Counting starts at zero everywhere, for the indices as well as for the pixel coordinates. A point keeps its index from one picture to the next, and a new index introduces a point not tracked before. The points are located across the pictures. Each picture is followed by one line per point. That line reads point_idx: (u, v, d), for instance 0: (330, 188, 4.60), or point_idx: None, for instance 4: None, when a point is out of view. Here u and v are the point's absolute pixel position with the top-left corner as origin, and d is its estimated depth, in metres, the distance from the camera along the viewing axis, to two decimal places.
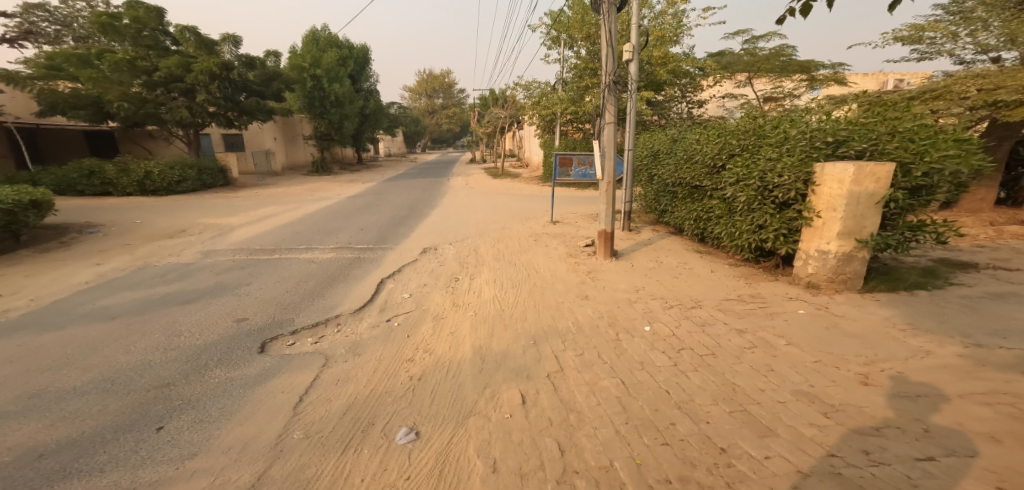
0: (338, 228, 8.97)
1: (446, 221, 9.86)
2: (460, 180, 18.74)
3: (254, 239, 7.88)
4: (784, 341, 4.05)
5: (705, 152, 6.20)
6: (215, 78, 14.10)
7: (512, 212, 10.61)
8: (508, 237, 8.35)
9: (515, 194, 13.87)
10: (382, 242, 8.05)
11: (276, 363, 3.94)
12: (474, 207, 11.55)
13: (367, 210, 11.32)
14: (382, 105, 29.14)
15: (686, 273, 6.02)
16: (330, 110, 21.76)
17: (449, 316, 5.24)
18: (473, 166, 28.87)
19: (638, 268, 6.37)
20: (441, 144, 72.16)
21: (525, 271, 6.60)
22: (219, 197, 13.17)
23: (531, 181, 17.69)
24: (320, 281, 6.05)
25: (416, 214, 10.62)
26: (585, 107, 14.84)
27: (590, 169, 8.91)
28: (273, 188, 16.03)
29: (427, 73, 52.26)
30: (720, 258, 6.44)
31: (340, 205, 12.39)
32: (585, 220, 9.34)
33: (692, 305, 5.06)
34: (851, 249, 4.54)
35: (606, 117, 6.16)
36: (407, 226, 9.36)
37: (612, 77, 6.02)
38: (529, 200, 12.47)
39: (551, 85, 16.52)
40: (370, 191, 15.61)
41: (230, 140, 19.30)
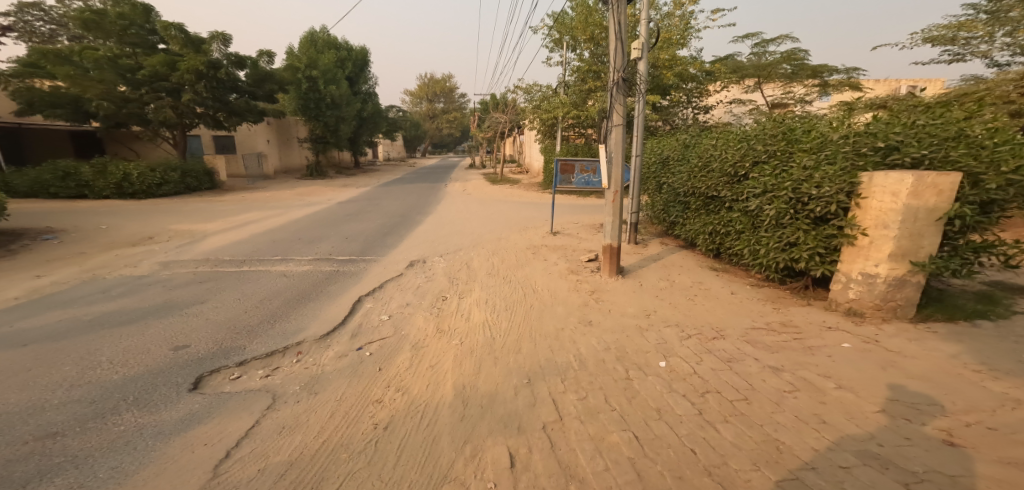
0: (320, 237, 8.29)
1: (438, 230, 9.19)
2: (457, 186, 18.08)
3: (225, 248, 7.19)
4: (831, 383, 3.34)
5: (723, 159, 5.50)
6: (203, 78, 13.39)
7: (509, 221, 9.95)
8: (503, 249, 7.66)
9: (514, 201, 13.20)
10: (365, 254, 7.35)
11: (207, 404, 3.23)
12: (469, 215, 10.90)
13: (356, 217, 10.65)
14: (380, 108, 28.56)
15: (703, 294, 5.31)
16: (325, 112, 21.15)
17: (430, 345, 4.53)
18: (473, 172, 28.21)
19: (647, 288, 5.66)
20: (443, 149, 71.77)
21: (521, 289, 5.89)
22: (201, 202, 12.54)
23: (531, 188, 17.01)
24: (288, 299, 5.34)
25: (407, 223, 9.95)
26: (588, 111, 14.18)
27: (593, 176, 8.21)
28: (262, 192, 15.38)
29: (428, 77, 51.81)
30: (740, 276, 5.72)
31: (329, 211, 11.73)
32: (588, 231, 8.67)
33: (714, 335, 4.33)
34: (905, 272, 3.82)
35: (613, 118, 5.46)
36: (395, 235, 8.68)
37: (621, 74, 5.33)
38: (528, 208, 11.80)
39: (552, 89, 15.90)
40: (363, 196, 14.93)
41: (221, 143, 18.72)
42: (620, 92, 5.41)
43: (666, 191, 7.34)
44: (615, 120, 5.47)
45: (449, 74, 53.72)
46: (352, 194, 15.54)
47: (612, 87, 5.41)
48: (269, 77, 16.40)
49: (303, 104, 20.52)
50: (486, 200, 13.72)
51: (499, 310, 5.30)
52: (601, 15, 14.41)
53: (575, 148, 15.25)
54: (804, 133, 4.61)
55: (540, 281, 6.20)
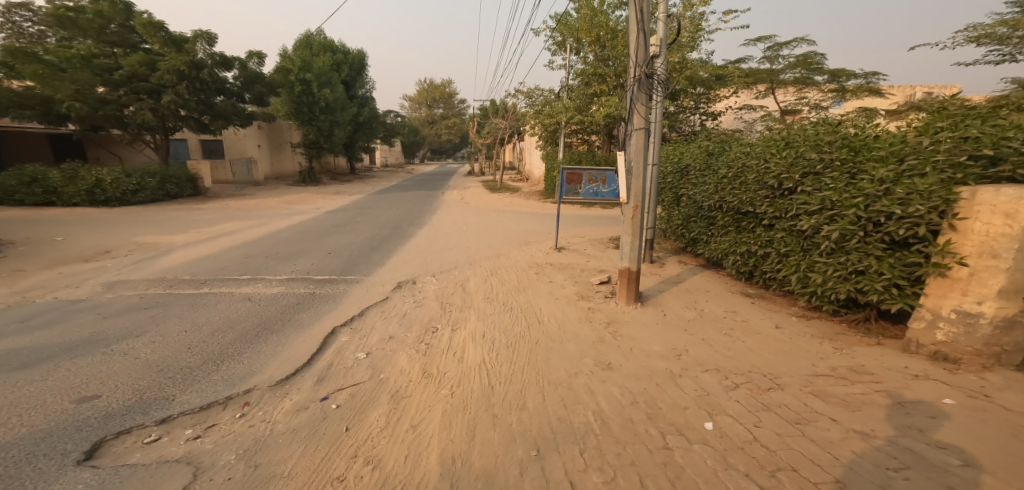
0: (299, 252, 7.45)
1: (431, 244, 8.35)
2: (454, 194, 17.29)
3: (188, 265, 6.35)
4: (952, 457, 2.42)
5: (761, 169, 4.65)
6: (184, 79, 12.55)
7: (509, 235, 9.12)
8: (503, 268, 6.82)
9: (515, 211, 12.39)
10: (347, 272, 6.51)
11: (95, 485, 2.38)
12: (467, 227, 10.07)
13: (343, 229, 9.82)
14: (377, 113, 27.82)
15: (741, 329, 4.45)
16: (318, 116, 20.36)
17: (414, 395, 3.65)
18: (472, 179, 27.44)
19: (673, 320, 4.80)
20: (442, 155, 71.19)
21: (524, 321, 5.03)
22: (179, 210, 11.71)
23: (532, 196, 16.22)
24: (246, 330, 4.49)
25: (398, 236, 9.12)
26: (593, 116, 13.40)
27: (603, 187, 7.36)
28: (247, 199, 14.55)
29: (427, 83, 51.27)
30: (781, 304, 4.87)
31: (315, 221, 10.90)
32: (596, 247, 7.84)
33: (767, 386, 3.45)
34: (1020, 311, 2.95)
35: (633, 122, 4.56)
36: (384, 250, 7.84)
37: (644, 69, 4.42)
38: (529, 220, 10.98)
39: (555, 93, 15.14)
40: (355, 205, 14.10)
41: (209, 147, 17.93)
42: (642, 92, 4.50)
43: (686, 203, 6.50)
44: (635, 125, 4.56)
45: (448, 80, 53.16)
46: (343, 202, 14.71)
47: (632, 86, 4.49)
48: (258, 80, 15.63)
49: (295, 108, 19.75)
50: (485, 209, 12.91)
51: (498, 349, 4.44)
52: (607, 16, 13.67)
53: (578, 155, 14.48)
54: (870, 138, 3.76)
55: (546, 309, 5.34)
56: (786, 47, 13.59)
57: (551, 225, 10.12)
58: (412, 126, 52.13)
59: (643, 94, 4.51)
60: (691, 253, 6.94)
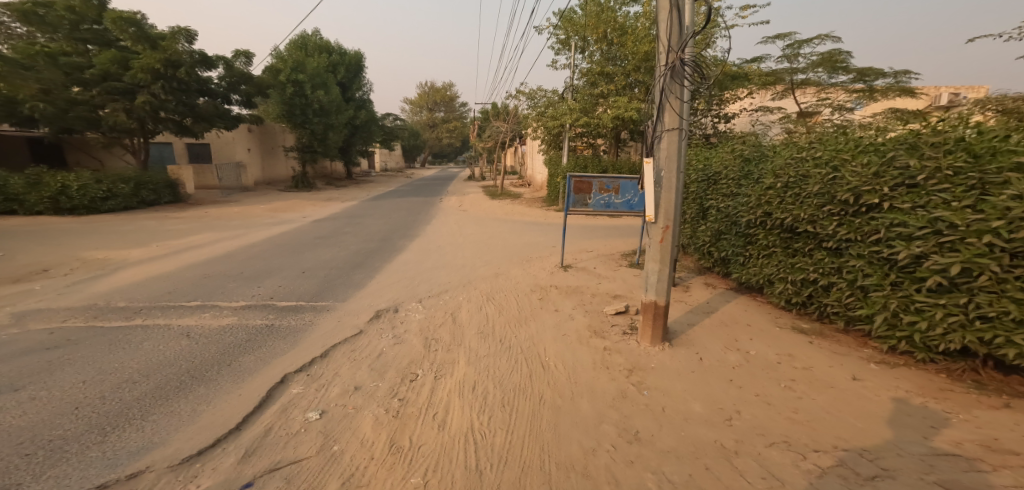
0: (268, 270, 6.50)
1: (420, 261, 7.40)
2: (452, 201, 16.36)
3: (130, 289, 5.39)
4: None
5: (825, 178, 3.63)
6: (160, 78, 11.62)
7: (510, 250, 8.16)
8: (500, 293, 5.85)
9: (515, 221, 11.44)
10: (318, 297, 5.54)
11: None
12: (463, 239, 9.11)
13: (326, 241, 8.86)
14: (375, 116, 26.98)
15: (805, 380, 3.45)
16: (311, 119, 19.49)
17: (375, 480, 2.65)
18: (472, 184, 26.57)
19: (714, 366, 3.80)
20: (442, 158, 70.44)
21: (523, 368, 4.03)
22: (152, 218, 10.80)
23: (534, 203, 15.26)
24: (167, 379, 3.50)
25: (385, 250, 8.17)
26: (600, 119, 12.43)
27: (615, 197, 6.41)
28: (231, 206, 13.66)
29: (428, 86, 50.58)
30: (848, 344, 3.85)
31: (297, 232, 9.96)
32: (608, 265, 6.87)
33: (866, 474, 2.46)
34: None
35: (663, 121, 3.48)
36: (367, 268, 6.87)
37: (680, 53, 3.36)
38: (531, 231, 10.01)
39: (558, 94, 14.18)
40: (345, 212, 13.19)
41: (195, 151, 17.06)
42: (677, 82, 3.43)
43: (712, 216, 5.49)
44: (664, 124, 3.46)
45: (449, 83, 52.38)
46: (332, 210, 13.80)
47: (662, 75, 3.42)
48: (245, 79, 14.73)
49: (287, 110, 18.88)
50: (484, 218, 11.95)
51: (490, 411, 3.43)
52: (615, 11, 12.73)
53: (583, 160, 13.29)
54: (999, 138, 2.74)
55: (550, 350, 4.35)
56: (808, 45, 12.55)
57: (555, 237, 9.17)
58: (412, 130, 51.32)
59: (678, 84, 3.45)
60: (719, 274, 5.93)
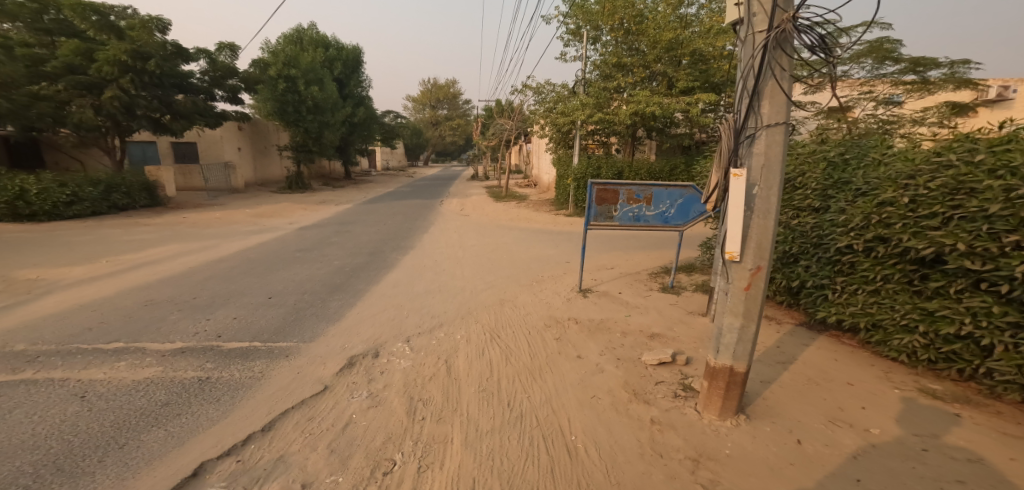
0: (226, 294, 5.36)
1: (412, 283, 6.24)
2: (453, 204, 15.20)
3: (42, 325, 4.27)
4: None
5: (1003, 193, 2.49)
6: (129, 71, 10.53)
7: (517, 268, 6.98)
8: (506, 331, 4.71)
9: (522, 229, 10.27)
10: (279, 335, 4.39)
11: None
12: (463, 252, 7.93)
13: (307, 254, 7.72)
14: (374, 114, 25.84)
15: (983, 485, 2.26)
16: (305, 116, 18.37)
17: None
18: (475, 184, 25.42)
19: (825, 451, 2.62)
20: (445, 157, 69.33)
21: (542, 454, 2.88)
22: (120, 225, 9.70)
23: (542, 207, 14.04)
24: (15, 475, 2.40)
25: (372, 267, 7.01)
26: (617, 115, 10.95)
27: (646, 208, 5.23)
28: (213, 209, 12.56)
29: (430, 83, 49.43)
30: (1017, 420, 2.68)
31: (278, 242, 8.81)
32: (636, 291, 5.69)
33: None
34: None
35: (761, 110, 2.19)
36: (348, 292, 5.72)
37: (796, 9, 2.09)
38: (541, 242, 8.82)
39: (568, 89, 12.86)
40: (336, 218, 12.08)
41: (181, 151, 15.98)
42: (790, 52, 2.17)
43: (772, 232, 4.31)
44: (762, 119, 2.20)
45: (452, 80, 51.14)
46: (323, 214, 12.67)
47: (763, 43, 2.14)
48: (230, 74, 13.60)
49: (278, 107, 17.77)
50: (487, 225, 10.75)
51: None
52: None
53: (596, 161, 11.72)
54: None
55: (575, 423, 3.19)
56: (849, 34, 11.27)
57: (568, 251, 8.00)
58: (414, 128, 50.14)
59: (790, 56, 2.18)
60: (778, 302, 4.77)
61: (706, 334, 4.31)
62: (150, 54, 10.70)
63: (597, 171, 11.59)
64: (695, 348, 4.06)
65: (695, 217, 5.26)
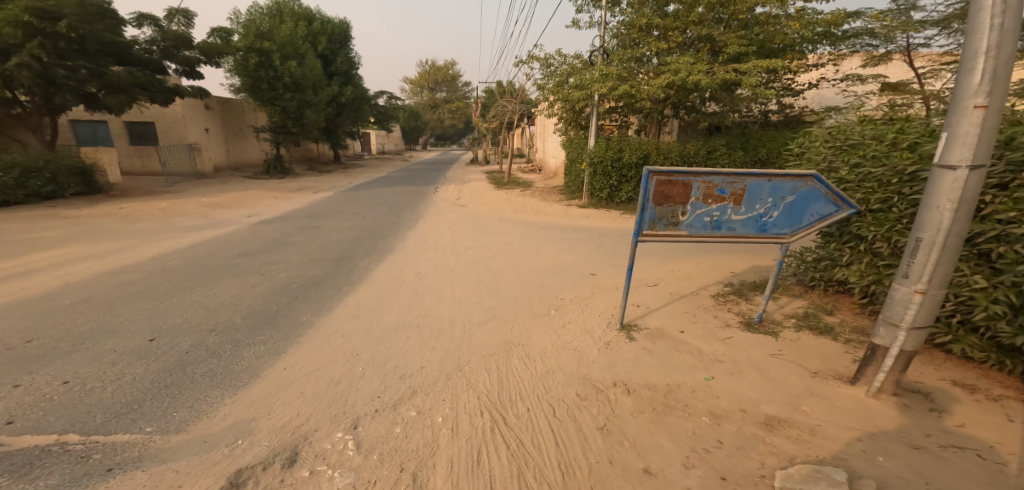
0: (84, 335, 3.50)
1: (378, 313, 4.39)
2: (448, 191, 13.26)
3: None
4: None
5: None
6: (37, 34, 8.29)
7: (526, 287, 5.12)
8: (515, 414, 2.92)
9: (529, 225, 8.38)
10: (123, 418, 2.59)
11: None
12: (455, 260, 6.05)
13: (251, 257, 5.86)
14: (364, 93, 23.64)
15: None
16: (281, 94, 16.04)
17: None
18: (473, 169, 23.31)
19: None
20: (445, 141, 67.01)
21: None
22: (29, 218, 7.77)
23: (549, 196, 12.09)
24: None
25: (329, 283, 5.13)
26: (643, 87, 8.88)
27: (732, 210, 3.18)
28: (164, 196, 10.59)
29: (428, 63, 46.93)
30: None
31: (221, 239, 6.92)
32: (705, 327, 3.85)
33: None
34: None
35: None
36: (281, 329, 3.90)
37: None
38: (553, 244, 6.94)
39: (584, 60, 10.69)
40: (307, 207, 10.14)
41: (137, 132, 13.96)
42: None
43: (970, 252, 2.67)
44: None
45: (450, 61, 48.54)
46: (293, 203, 10.73)
47: None
48: (184, 44, 11.50)
49: (251, 83, 15.46)
50: (486, 219, 8.85)
51: None
52: None
53: (617, 141, 9.61)
54: None
55: None
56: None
57: (590, 259, 6.13)
58: (410, 111, 47.83)
59: None
60: (949, 353, 3.05)
61: (869, 422, 2.48)
62: (62, 14, 8.35)
63: (619, 153, 9.46)
64: (866, 456, 2.23)
65: (810, 223, 3.17)
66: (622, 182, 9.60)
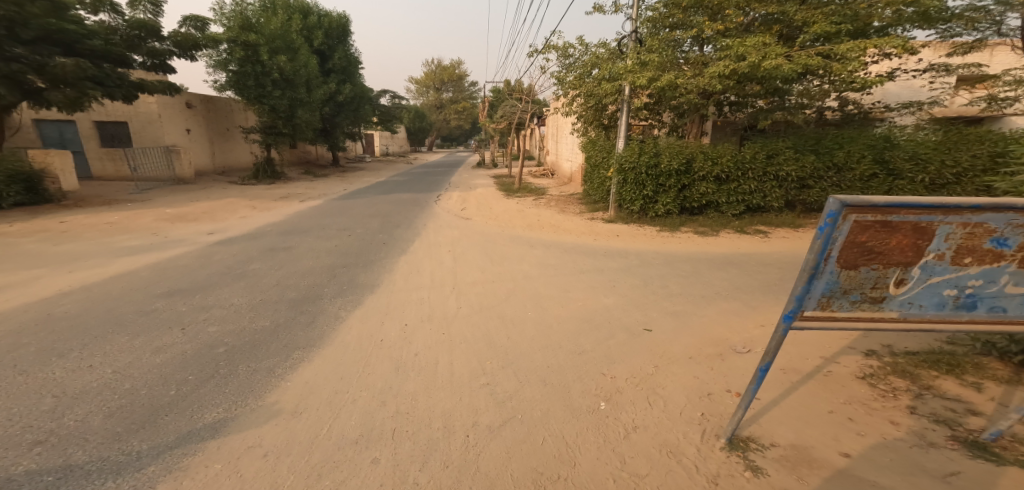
0: None
1: (326, 411, 2.81)
2: (452, 200, 11.69)
3: None
4: None
5: None
6: None
7: (554, 360, 3.55)
8: None
9: (550, 246, 6.79)
10: None
11: None
12: (455, 307, 4.48)
13: (178, 296, 4.36)
14: (364, 92, 22.19)
15: None
16: (270, 92, 14.59)
17: None
18: (480, 173, 21.72)
19: None
20: (452, 143, 65.69)
21: None
22: None
23: (568, 206, 10.48)
24: None
25: (269, 344, 3.60)
26: (687, 78, 7.22)
27: (1008, 278, 1.55)
28: (121, 205, 9.13)
29: (434, 63, 45.73)
30: None
31: (158, 265, 5.42)
32: (888, 447, 2.23)
33: None
34: None
35: None
36: (154, 447, 2.37)
37: None
38: (585, 278, 5.34)
39: (611, 48, 9.08)
40: (285, 218, 8.60)
41: (109, 132, 12.63)
42: None
43: None
44: None
45: (458, 60, 47.29)
46: (271, 214, 9.21)
47: None
48: (152, 33, 10.13)
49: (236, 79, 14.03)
50: (497, 238, 7.27)
51: None
52: None
53: (652, 144, 7.94)
54: None
55: None
56: None
57: (639, 305, 4.54)
58: (416, 112, 46.21)
59: None
60: None
61: None
62: None
63: (656, 159, 7.76)
64: None
65: None
66: (659, 192, 7.87)
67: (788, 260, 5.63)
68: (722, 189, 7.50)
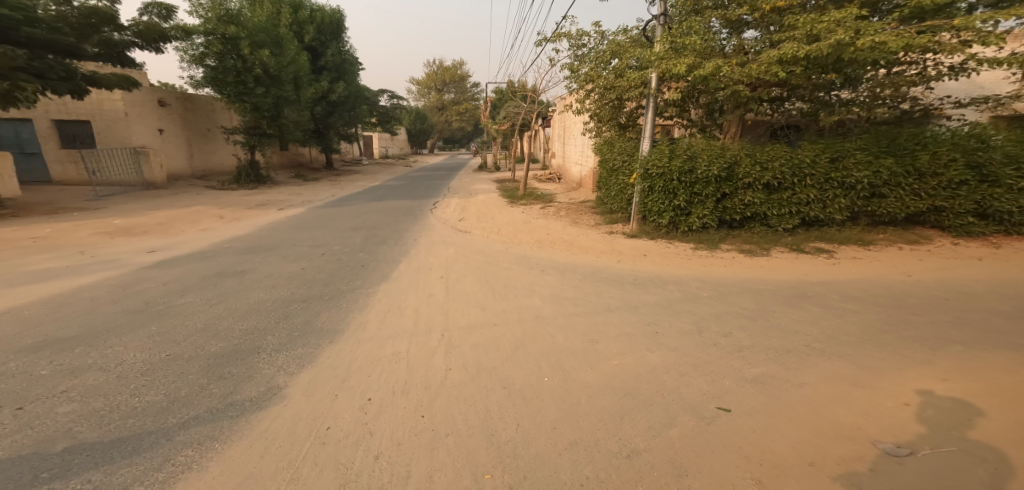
0: None
1: None
2: (449, 209, 10.42)
3: None
4: None
5: None
6: None
7: (591, 470, 2.26)
8: None
9: (566, 271, 5.50)
10: None
11: None
12: (444, 375, 3.23)
13: (49, 354, 3.17)
14: (360, 91, 20.95)
15: None
16: (253, 89, 13.35)
17: None
18: (483, 177, 20.48)
19: None
20: (454, 145, 64.55)
21: None
22: None
23: (582, 217, 9.18)
24: None
25: (141, 438, 2.37)
26: (735, 65, 5.91)
27: None
28: (64, 215, 7.90)
29: (436, 64, 44.58)
30: None
31: (58, 298, 4.17)
32: None
33: None
34: None
35: None
36: None
37: None
38: (619, 321, 4.06)
39: (633, 35, 7.84)
40: (252, 232, 7.34)
41: (70, 132, 11.45)
42: None
43: None
44: None
45: (460, 61, 46.15)
46: (238, 225, 7.95)
47: None
48: (108, 21, 8.95)
49: (214, 75, 12.82)
50: (501, 259, 5.99)
51: None
52: None
53: (686, 145, 6.64)
54: None
55: None
56: None
57: (702, 366, 3.25)
58: (416, 113, 44.97)
59: None
60: None
61: None
62: None
63: (691, 164, 6.45)
64: None
65: None
66: (693, 203, 6.56)
67: (882, 292, 4.32)
68: (772, 200, 6.20)
